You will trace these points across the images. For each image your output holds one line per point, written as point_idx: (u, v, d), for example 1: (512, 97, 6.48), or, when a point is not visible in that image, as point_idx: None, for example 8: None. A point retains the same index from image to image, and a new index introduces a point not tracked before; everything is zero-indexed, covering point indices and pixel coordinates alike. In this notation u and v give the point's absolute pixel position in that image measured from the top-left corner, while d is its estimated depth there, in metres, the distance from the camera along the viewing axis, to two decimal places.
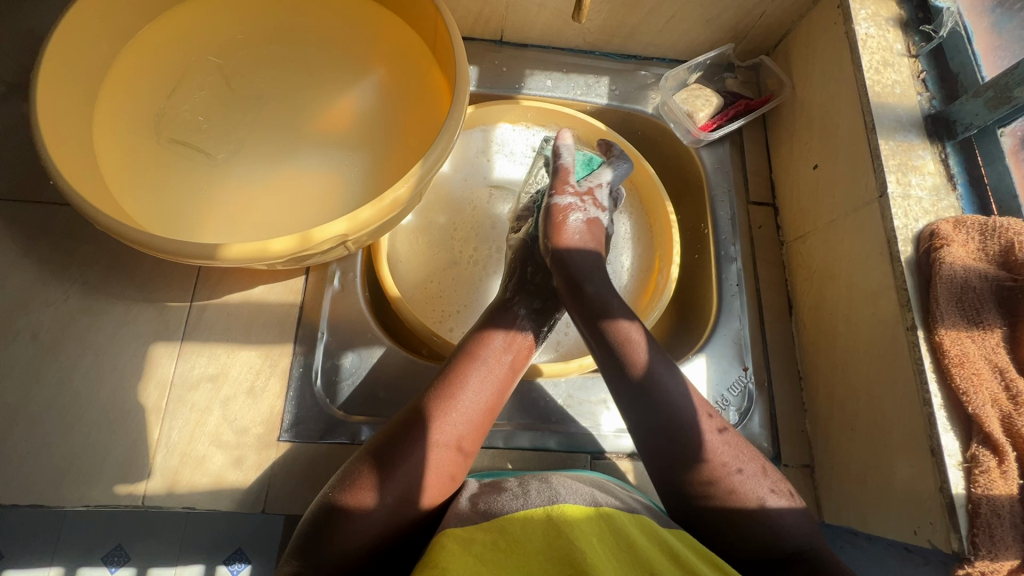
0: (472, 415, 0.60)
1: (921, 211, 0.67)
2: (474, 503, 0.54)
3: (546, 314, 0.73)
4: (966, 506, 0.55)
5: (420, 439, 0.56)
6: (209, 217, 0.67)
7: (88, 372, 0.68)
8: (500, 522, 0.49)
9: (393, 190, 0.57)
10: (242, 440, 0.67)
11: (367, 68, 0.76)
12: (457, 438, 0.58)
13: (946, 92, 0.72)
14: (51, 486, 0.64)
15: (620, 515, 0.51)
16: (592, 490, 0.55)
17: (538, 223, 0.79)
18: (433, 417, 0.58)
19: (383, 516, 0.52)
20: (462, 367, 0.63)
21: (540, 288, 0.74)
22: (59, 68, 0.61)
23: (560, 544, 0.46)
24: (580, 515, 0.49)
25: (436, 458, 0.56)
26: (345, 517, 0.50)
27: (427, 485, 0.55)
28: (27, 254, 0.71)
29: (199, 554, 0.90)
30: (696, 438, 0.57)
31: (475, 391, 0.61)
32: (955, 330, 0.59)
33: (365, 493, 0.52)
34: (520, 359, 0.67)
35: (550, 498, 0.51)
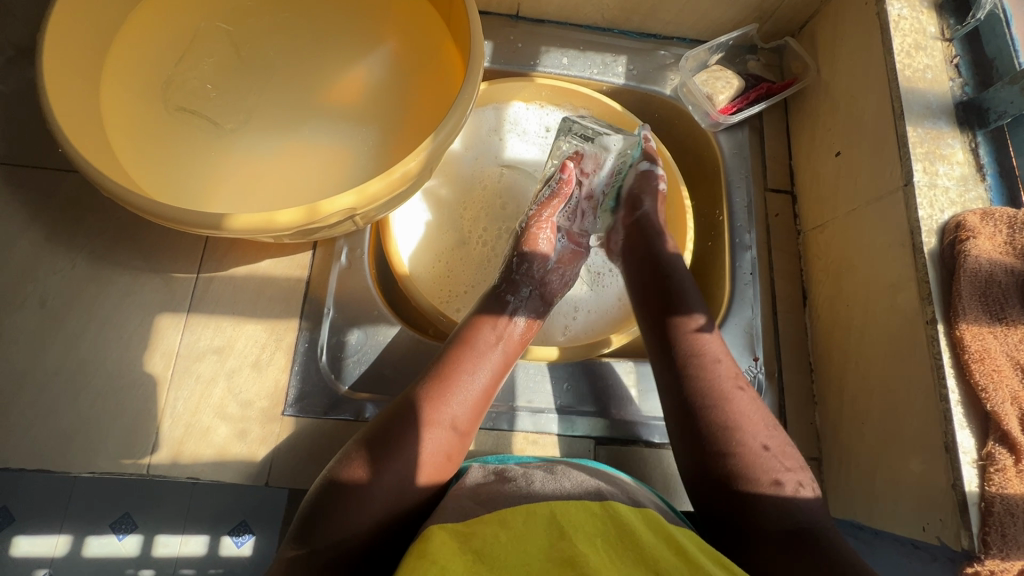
0: (469, 397, 0.60)
1: (947, 202, 0.64)
2: (475, 493, 0.54)
3: (536, 307, 0.71)
4: (979, 504, 0.54)
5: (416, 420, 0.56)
6: (217, 187, 0.67)
7: (95, 339, 0.68)
8: (501, 515, 0.49)
9: (403, 163, 0.56)
10: (247, 413, 0.67)
11: (379, 38, 0.74)
12: (453, 419, 0.58)
13: (980, 79, 0.69)
14: (56, 452, 0.64)
15: (626, 508, 0.50)
16: (597, 482, 0.55)
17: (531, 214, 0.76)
18: (429, 399, 0.57)
19: (381, 496, 0.51)
20: (453, 352, 0.62)
21: (529, 278, 0.72)
22: (66, 30, 0.59)
23: (562, 546, 0.45)
24: (586, 514, 0.48)
25: (432, 438, 0.55)
26: (344, 493, 0.51)
27: (427, 463, 0.55)
28: (35, 220, 0.71)
29: (202, 524, 0.91)
30: (716, 409, 0.57)
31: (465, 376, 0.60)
32: (977, 325, 0.58)
33: (361, 469, 0.52)
34: (515, 340, 0.66)
35: (556, 493, 0.51)
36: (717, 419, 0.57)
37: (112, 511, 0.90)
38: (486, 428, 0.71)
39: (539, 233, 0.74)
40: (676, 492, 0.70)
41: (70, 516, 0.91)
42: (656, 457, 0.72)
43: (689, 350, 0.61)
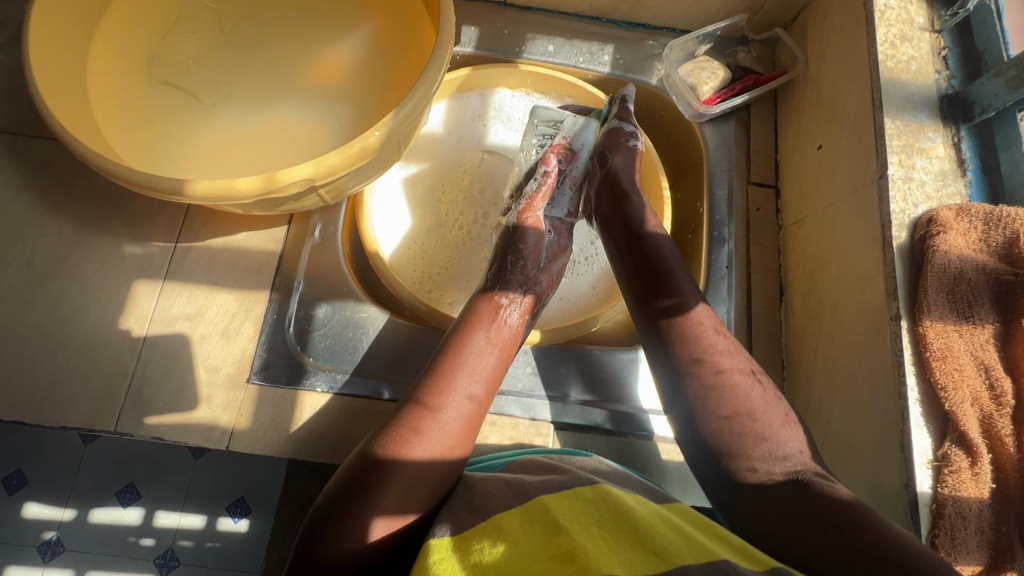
0: (482, 384, 0.60)
1: (923, 196, 0.62)
2: (478, 495, 0.53)
3: (529, 296, 0.69)
4: (930, 506, 0.52)
5: (432, 410, 0.56)
6: (194, 159, 0.69)
7: (75, 301, 0.71)
8: (496, 522, 0.48)
9: (363, 137, 0.57)
10: (213, 379, 0.69)
11: (360, 20, 0.75)
12: (467, 404, 0.58)
13: (968, 72, 0.67)
14: (31, 407, 0.67)
15: (620, 495, 0.50)
16: (597, 477, 0.55)
17: (518, 209, 0.73)
18: (441, 387, 0.58)
19: (400, 490, 0.51)
20: (458, 339, 0.62)
21: (521, 277, 0.69)
22: (54, 2, 0.62)
23: (560, 539, 0.44)
24: (578, 505, 0.48)
25: (449, 424, 0.56)
26: (367, 487, 0.51)
27: (447, 450, 0.55)
28: (26, 186, 0.74)
29: (201, 505, 0.98)
30: (717, 387, 0.56)
31: (476, 363, 0.60)
32: (941, 322, 0.56)
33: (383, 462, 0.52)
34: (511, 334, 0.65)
35: (553, 487, 0.51)
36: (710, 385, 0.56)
37: (115, 481, 0.98)
38: None
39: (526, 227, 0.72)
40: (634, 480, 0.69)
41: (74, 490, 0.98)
42: (616, 445, 0.71)
43: (683, 324, 0.60)
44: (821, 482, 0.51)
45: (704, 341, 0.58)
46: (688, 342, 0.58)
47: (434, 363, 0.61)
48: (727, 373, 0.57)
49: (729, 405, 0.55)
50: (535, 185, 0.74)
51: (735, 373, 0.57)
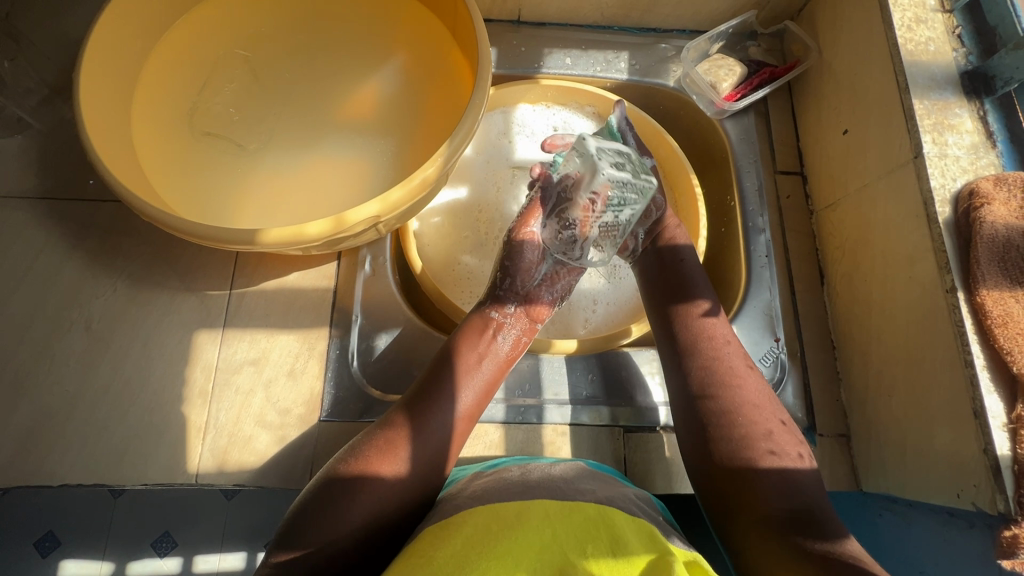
0: (480, 385, 0.63)
1: (959, 170, 0.65)
2: (474, 489, 0.55)
3: (526, 305, 0.69)
4: (1012, 468, 0.54)
5: (439, 412, 0.58)
6: (244, 206, 0.69)
7: (140, 358, 0.71)
8: (495, 509, 0.49)
9: (422, 170, 0.59)
10: (285, 420, 0.70)
11: (388, 53, 0.77)
12: (469, 409, 0.61)
13: (983, 48, 0.70)
14: (109, 467, 0.67)
15: (618, 514, 0.49)
16: (584, 487, 0.54)
17: (511, 222, 0.71)
18: (448, 391, 0.60)
19: (396, 488, 0.54)
20: (462, 340, 0.64)
21: (512, 292, 0.68)
22: (100, 67, 0.63)
23: (554, 541, 0.45)
24: (577, 515, 0.48)
25: (451, 428, 0.59)
26: (363, 483, 0.53)
27: (448, 453, 0.58)
28: (76, 248, 0.75)
29: (239, 541, 0.99)
30: (729, 400, 0.59)
31: (474, 368, 0.63)
32: (999, 290, 0.58)
33: (388, 461, 0.54)
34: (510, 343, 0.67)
35: (552, 491, 0.51)
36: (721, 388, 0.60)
37: (152, 531, 0.98)
38: (517, 421, 0.72)
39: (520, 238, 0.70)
40: None
41: (112, 544, 0.98)
42: None
43: (695, 329, 0.64)
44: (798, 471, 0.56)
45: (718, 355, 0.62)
46: (705, 351, 0.63)
47: (436, 362, 0.63)
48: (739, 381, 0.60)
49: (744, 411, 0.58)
50: (526, 201, 0.73)
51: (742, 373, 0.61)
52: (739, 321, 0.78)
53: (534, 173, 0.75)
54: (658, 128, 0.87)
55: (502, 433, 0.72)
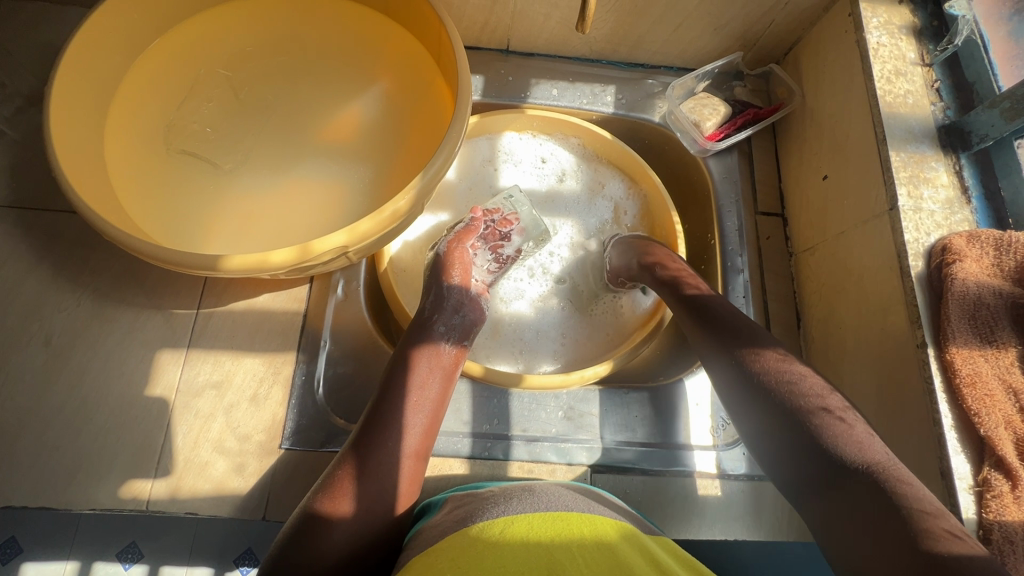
0: (426, 422, 0.60)
1: (933, 224, 0.65)
2: (448, 519, 0.53)
3: (463, 327, 0.69)
4: (977, 532, 0.54)
5: (382, 453, 0.56)
6: (215, 227, 0.68)
7: (98, 376, 0.70)
8: (477, 529, 0.48)
9: (393, 202, 0.58)
10: (244, 447, 0.68)
11: (371, 79, 0.76)
12: (416, 446, 0.58)
13: (961, 103, 0.71)
14: (57, 490, 0.65)
15: (602, 522, 0.50)
16: (571, 498, 0.54)
17: (450, 240, 0.76)
18: (389, 430, 0.57)
19: (350, 527, 0.52)
20: (406, 374, 0.62)
21: (456, 303, 0.70)
22: (72, 81, 0.63)
23: (540, 552, 0.44)
24: (558, 526, 0.48)
25: (397, 469, 0.56)
26: (322, 526, 0.51)
27: (396, 494, 0.55)
28: (41, 260, 0.73)
29: None
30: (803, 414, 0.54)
31: (416, 405, 0.60)
32: (968, 348, 0.58)
33: (337, 502, 0.52)
34: (447, 375, 0.64)
35: (531, 506, 0.50)
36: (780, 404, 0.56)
37: None
38: (481, 457, 0.71)
39: (456, 254, 0.74)
40: (673, 519, 0.70)
41: None
42: (654, 484, 0.71)
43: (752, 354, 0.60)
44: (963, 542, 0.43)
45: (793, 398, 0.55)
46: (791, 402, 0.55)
47: (378, 402, 0.60)
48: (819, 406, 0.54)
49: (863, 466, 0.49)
50: (463, 227, 0.78)
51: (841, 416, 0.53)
52: None
53: (473, 214, 0.80)
54: (642, 163, 0.87)
55: (467, 468, 0.70)
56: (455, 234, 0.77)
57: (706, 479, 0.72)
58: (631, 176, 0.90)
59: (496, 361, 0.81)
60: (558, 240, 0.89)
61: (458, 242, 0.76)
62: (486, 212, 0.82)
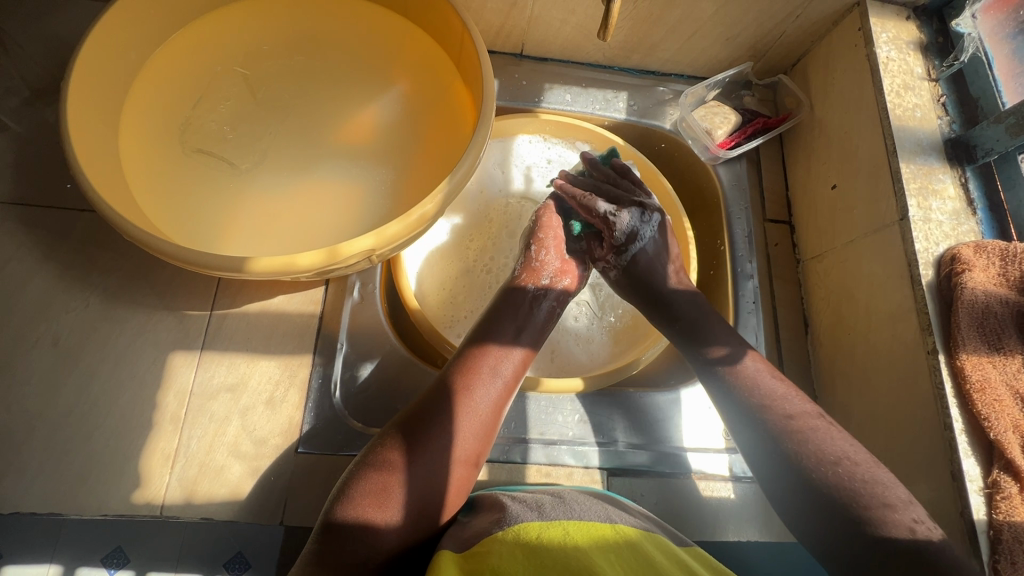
0: (480, 430, 0.59)
1: (942, 235, 0.67)
2: (477, 525, 0.53)
3: (555, 289, 0.72)
4: (987, 533, 0.56)
5: (432, 460, 0.55)
6: (232, 228, 0.67)
7: (109, 378, 0.68)
8: (513, 533, 0.48)
9: (421, 205, 0.58)
10: (261, 451, 0.67)
11: (390, 81, 0.76)
12: (469, 454, 0.58)
13: (966, 117, 0.73)
14: (67, 496, 0.63)
15: (635, 531, 0.50)
16: (602, 507, 0.54)
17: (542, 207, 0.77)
18: (442, 437, 0.56)
19: (397, 530, 0.52)
20: (465, 380, 0.60)
21: (550, 266, 0.73)
22: (89, 76, 0.61)
23: (578, 556, 0.45)
24: (594, 534, 0.48)
25: (447, 476, 0.56)
26: (366, 531, 0.50)
27: (443, 500, 0.55)
28: (48, 259, 0.71)
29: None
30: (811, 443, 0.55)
31: (474, 412, 0.59)
32: (977, 355, 0.60)
33: (386, 510, 0.51)
34: (509, 382, 0.63)
35: (566, 514, 0.51)
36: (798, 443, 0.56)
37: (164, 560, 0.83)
38: (499, 460, 0.71)
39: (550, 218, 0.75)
40: (687, 522, 0.70)
41: None
42: (668, 488, 0.72)
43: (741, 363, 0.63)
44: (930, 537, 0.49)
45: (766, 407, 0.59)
46: (774, 413, 0.58)
47: (433, 403, 0.59)
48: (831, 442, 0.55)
49: (832, 469, 0.53)
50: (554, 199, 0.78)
51: (814, 423, 0.57)
52: None
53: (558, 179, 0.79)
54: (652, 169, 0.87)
55: (485, 472, 0.70)
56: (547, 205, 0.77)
57: (720, 482, 0.72)
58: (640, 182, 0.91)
59: None
60: None
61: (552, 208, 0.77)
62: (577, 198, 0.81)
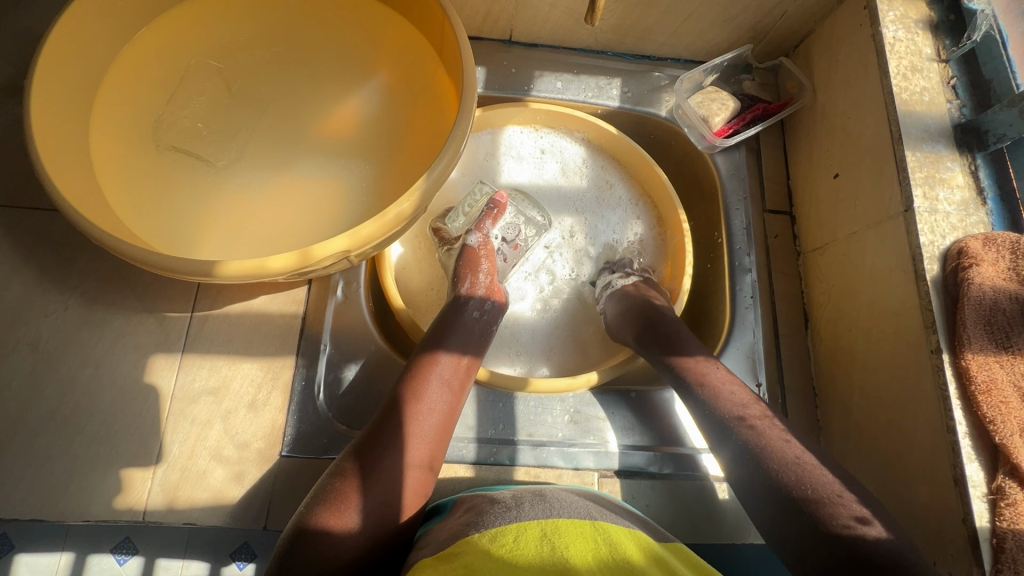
0: (431, 435, 0.59)
1: (949, 227, 0.64)
2: (453, 526, 0.52)
3: (492, 306, 0.70)
4: (991, 540, 0.53)
5: (387, 465, 0.55)
6: (208, 229, 0.65)
7: (89, 383, 0.67)
8: (489, 534, 0.47)
9: (396, 204, 0.55)
10: (243, 455, 0.66)
11: (370, 71, 0.73)
12: (423, 457, 0.57)
13: (977, 100, 0.69)
14: (47, 502, 0.63)
15: (617, 530, 0.49)
16: (585, 504, 0.53)
17: (477, 236, 0.76)
18: (396, 442, 0.56)
19: (356, 538, 0.51)
20: (412, 390, 0.60)
21: (485, 287, 0.71)
22: (53, 76, 0.59)
23: (556, 556, 0.43)
24: (572, 532, 0.47)
25: (401, 481, 0.55)
26: (322, 540, 0.50)
27: (401, 503, 0.55)
28: (25, 261, 0.70)
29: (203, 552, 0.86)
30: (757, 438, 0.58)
31: (424, 418, 0.59)
32: (983, 354, 0.57)
33: (343, 516, 0.51)
34: (456, 385, 0.62)
35: (546, 512, 0.49)
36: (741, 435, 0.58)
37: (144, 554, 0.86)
38: (487, 463, 0.69)
39: (481, 254, 0.74)
40: (680, 525, 0.68)
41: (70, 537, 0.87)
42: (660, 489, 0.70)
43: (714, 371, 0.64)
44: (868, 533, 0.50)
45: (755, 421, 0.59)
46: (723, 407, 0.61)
47: (380, 416, 0.59)
48: (787, 449, 0.57)
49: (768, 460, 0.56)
50: (483, 218, 0.77)
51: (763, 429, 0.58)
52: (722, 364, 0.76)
53: (480, 231, 0.76)
54: (647, 158, 0.84)
55: (473, 474, 0.69)
56: (477, 234, 0.76)
57: (715, 483, 0.70)
58: (636, 173, 0.88)
59: (495, 363, 0.79)
60: (556, 240, 0.86)
61: (487, 229, 0.76)
62: (491, 217, 0.77)
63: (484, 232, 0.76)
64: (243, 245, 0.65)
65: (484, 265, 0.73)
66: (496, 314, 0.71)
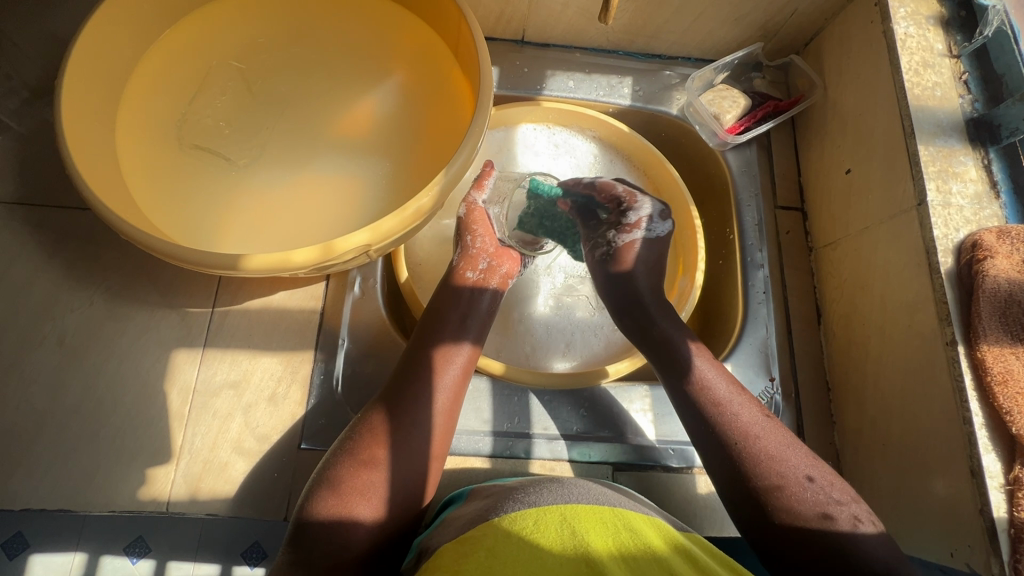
0: (439, 423, 0.59)
1: (962, 220, 0.64)
2: (471, 512, 0.52)
3: (490, 269, 0.72)
4: (1008, 531, 0.53)
5: (397, 453, 0.56)
6: (229, 225, 0.67)
7: (114, 376, 0.68)
8: (509, 519, 0.47)
9: (416, 199, 0.56)
10: (264, 447, 0.67)
11: (387, 71, 0.74)
12: (433, 447, 0.58)
13: (989, 95, 0.70)
14: (74, 493, 0.64)
15: (635, 518, 0.49)
16: (604, 491, 0.53)
17: (464, 209, 0.77)
18: (405, 430, 0.57)
19: (371, 526, 0.53)
20: (420, 377, 0.61)
21: (482, 250, 0.73)
22: (83, 76, 0.61)
23: (576, 543, 0.44)
24: (591, 518, 0.47)
25: (412, 470, 0.56)
26: (337, 528, 0.51)
27: (415, 490, 0.56)
28: (51, 259, 0.72)
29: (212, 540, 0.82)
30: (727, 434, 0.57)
31: (432, 406, 0.59)
32: (999, 346, 0.57)
33: (360, 503, 0.53)
34: (460, 374, 0.63)
35: (563, 497, 0.49)
36: (728, 432, 0.57)
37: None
38: (503, 456, 0.70)
39: (472, 225, 0.75)
40: (696, 517, 0.69)
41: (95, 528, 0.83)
42: (675, 483, 0.70)
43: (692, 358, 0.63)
44: (860, 533, 0.50)
45: (734, 420, 0.58)
46: (701, 401, 0.60)
47: (387, 404, 0.59)
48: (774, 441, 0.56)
49: (754, 460, 0.55)
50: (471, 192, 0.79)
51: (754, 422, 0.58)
52: (734, 358, 0.76)
53: (467, 202, 0.78)
54: (658, 155, 0.85)
55: (488, 467, 0.70)
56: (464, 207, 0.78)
57: None
58: (648, 171, 0.88)
59: (509, 357, 0.80)
60: None
61: (473, 198, 0.78)
62: (478, 186, 0.80)
63: (472, 202, 0.78)
64: (262, 241, 0.66)
65: (477, 228, 0.75)
66: (494, 273, 0.72)
